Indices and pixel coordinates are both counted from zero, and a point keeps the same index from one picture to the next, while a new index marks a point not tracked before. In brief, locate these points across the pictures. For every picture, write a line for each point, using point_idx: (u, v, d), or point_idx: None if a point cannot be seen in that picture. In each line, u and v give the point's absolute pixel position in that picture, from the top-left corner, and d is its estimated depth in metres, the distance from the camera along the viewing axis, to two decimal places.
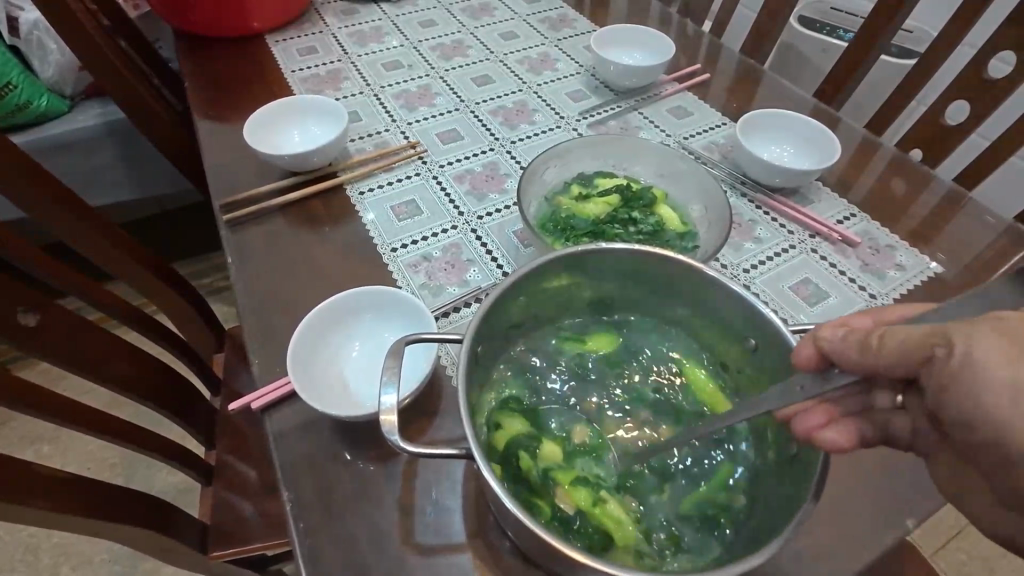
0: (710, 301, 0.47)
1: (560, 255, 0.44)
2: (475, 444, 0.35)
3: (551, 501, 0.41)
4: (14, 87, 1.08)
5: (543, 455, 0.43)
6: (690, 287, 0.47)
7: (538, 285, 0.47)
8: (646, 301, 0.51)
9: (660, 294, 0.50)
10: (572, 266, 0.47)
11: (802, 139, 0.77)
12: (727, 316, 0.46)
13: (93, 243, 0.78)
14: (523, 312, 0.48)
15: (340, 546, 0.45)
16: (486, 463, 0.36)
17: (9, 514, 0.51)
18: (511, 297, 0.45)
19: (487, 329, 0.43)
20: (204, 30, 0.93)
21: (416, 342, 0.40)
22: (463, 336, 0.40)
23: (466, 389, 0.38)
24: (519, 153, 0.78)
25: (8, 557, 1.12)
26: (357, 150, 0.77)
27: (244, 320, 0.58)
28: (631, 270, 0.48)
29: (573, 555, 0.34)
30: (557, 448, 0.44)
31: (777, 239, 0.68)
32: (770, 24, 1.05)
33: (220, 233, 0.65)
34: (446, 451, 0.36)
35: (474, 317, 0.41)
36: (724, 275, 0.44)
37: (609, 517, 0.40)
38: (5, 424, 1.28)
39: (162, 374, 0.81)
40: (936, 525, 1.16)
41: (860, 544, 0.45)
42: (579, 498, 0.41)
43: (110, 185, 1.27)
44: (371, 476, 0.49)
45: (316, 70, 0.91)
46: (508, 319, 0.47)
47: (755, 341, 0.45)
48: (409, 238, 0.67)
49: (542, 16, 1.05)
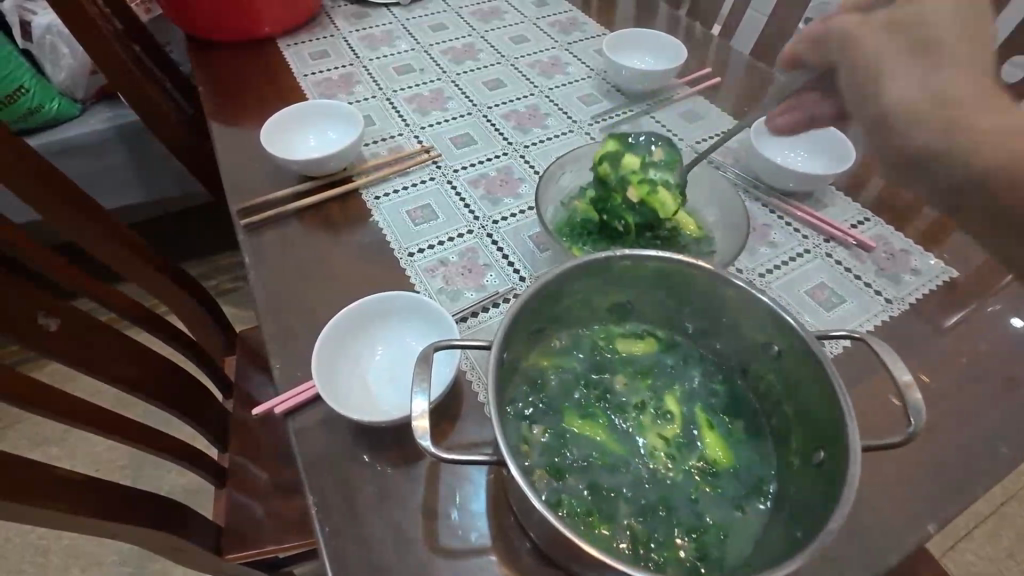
0: (736, 310, 0.47)
1: (589, 260, 0.45)
2: (507, 447, 0.36)
3: (623, 194, 0.61)
4: (27, 91, 1.08)
5: (624, 163, 0.62)
6: (721, 299, 0.48)
7: (574, 285, 0.47)
8: (672, 314, 0.52)
9: (686, 306, 0.51)
10: (602, 274, 0.48)
11: (814, 143, 0.78)
12: (762, 323, 0.46)
13: (104, 245, 0.79)
14: (552, 317, 0.49)
15: (363, 548, 0.45)
16: (517, 466, 0.36)
17: (26, 515, 0.52)
18: (535, 304, 0.45)
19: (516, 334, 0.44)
20: (215, 33, 0.93)
21: (445, 347, 0.41)
22: (492, 343, 0.41)
23: (496, 395, 0.38)
24: (533, 157, 0.78)
25: (19, 558, 1.13)
26: (372, 155, 0.78)
27: (264, 325, 0.58)
28: (656, 278, 0.49)
29: (602, 557, 0.34)
30: (635, 159, 0.62)
31: (792, 243, 0.68)
32: (779, 28, 1.05)
33: (239, 237, 0.66)
34: (475, 457, 0.37)
35: (500, 324, 0.42)
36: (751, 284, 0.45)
37: (662, 202, 0.60)
38: (14, 426, 1.29)
39: (171, 374, 0.81)
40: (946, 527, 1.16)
41: (882, 547, 0.46)
42: (642, 192, 0.60)
43: (119, 188, 1.27)
44: (393, 479, 0.49)
45: (328, 73, 0.91)
46: (539, 320, 0.47)
47: (779, 344, 0.45)
48: (425, 243, 0.67)
49: (552, 20, 1.05)
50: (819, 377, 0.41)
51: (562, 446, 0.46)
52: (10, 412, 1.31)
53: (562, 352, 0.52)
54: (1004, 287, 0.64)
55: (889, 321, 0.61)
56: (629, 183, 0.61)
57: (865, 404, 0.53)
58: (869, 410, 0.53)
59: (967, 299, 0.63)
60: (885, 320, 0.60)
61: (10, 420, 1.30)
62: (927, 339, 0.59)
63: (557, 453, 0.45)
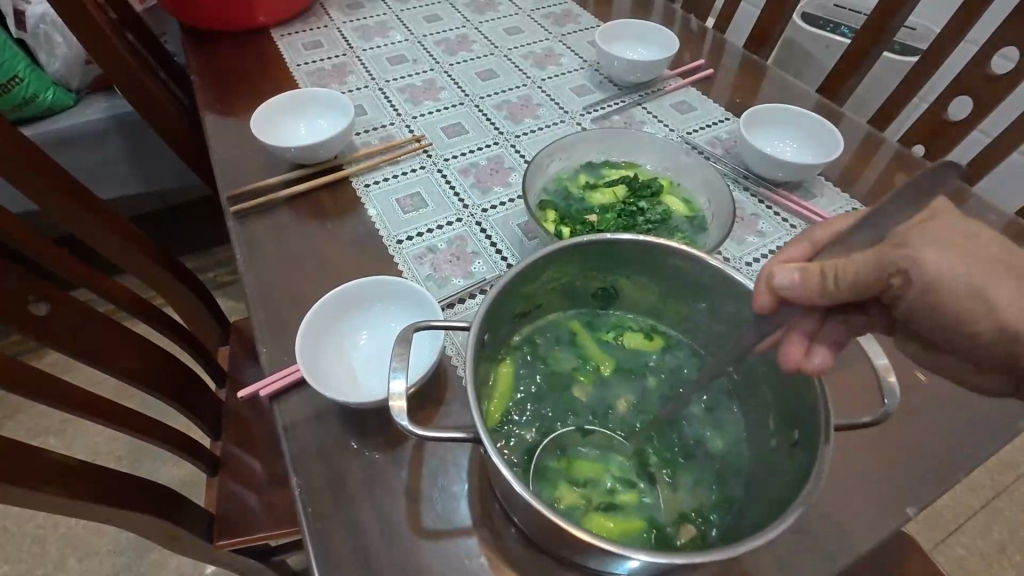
0: (723, 300, 0.48)
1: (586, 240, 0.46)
2: (482, 423, 0.36)
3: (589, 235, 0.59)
4: (22, 81, 1.08)
5: (573, 219, 0.62)
6: (709, 290, 0.48)
7: (567, 265, 0.48)
8: (662, 305, 0.53)
9: (677, 295, 0.51)
10: (599, 255, 0.48)
11: (804, 133, 0.78)
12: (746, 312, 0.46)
13: (104, 237, 0.79)
14: (546, 294, 0.50)
15: (349, 532, 0.46)
16: (491, 437, 0.36)
17: (26, 501, 0.53)
18: (519, 285, 0.45)
19: (504, 304, 0.45)
20: (209, 21, 0.93)
21: (425, 329, 0.41)
22: (471, 325, 0.41)
23: (474, 375, 0.39)
24: (524, 147, 0.79)
25: (16, 547, 1.13)
26: (364, 144, 0.78)
27: (253, 311, 0.59)
28: (648, 265, 0.49)
29: (553, 518, 0.35)
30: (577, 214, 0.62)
31: (780, 232, 0.69)
32: (772, 21, 1.05)
33: (229, 225, 0.66)
34: (453, 436, 0.37)
35: (481, 307, 0.42)
36: (731, 266, 0.45)
37: (625, 226, 0.61)
38: (12, 417, 1.30)
39: (163, 364, 0.80)
40: (940, 515, 1.17)
41: (862, 532, 0.46)
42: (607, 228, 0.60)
43: (115, 179, 1.28)
44: (378, 464, 0.49)
45: (322, 64, 0.91)
46: (542, 291, 0.49)
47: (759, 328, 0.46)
48: (414, 230, 0.67)
49: (546, 12, 1.05)
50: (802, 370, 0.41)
51: (533, 411, 0.48)
52: (9, 403, 1.31)
53: (555, 330, 0.53)
54: None
55: None
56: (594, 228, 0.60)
57: (847, 390, 0.54)
58: (852, 395, 0.54)
59: None
60: None
61: (9, 411, 1.30)
62: None
63: (524, 415, 0.47)
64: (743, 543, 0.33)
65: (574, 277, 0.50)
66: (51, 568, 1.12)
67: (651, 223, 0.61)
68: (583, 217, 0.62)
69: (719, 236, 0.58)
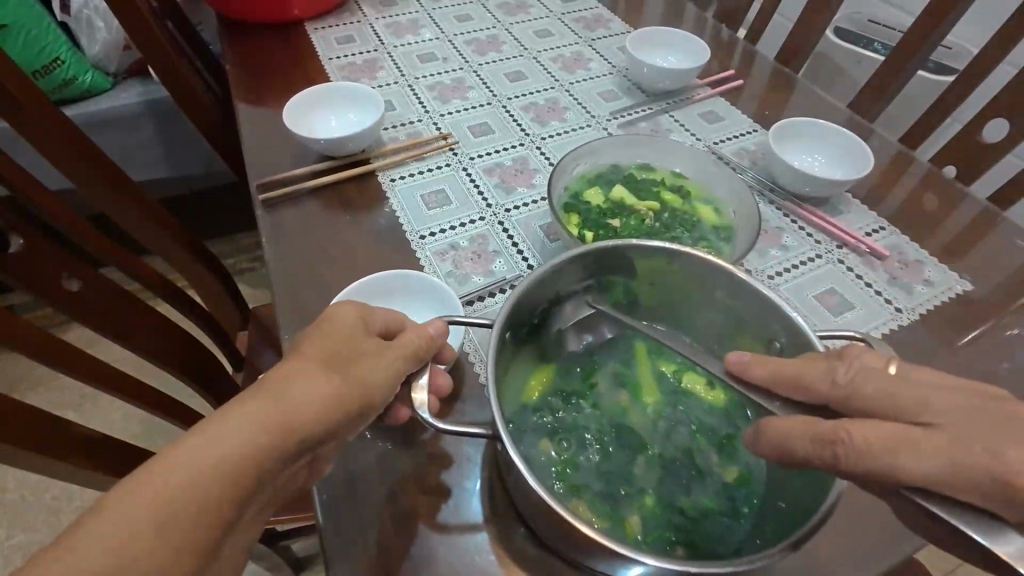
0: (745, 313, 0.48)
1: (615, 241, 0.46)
2: (500, 414, 0.37)
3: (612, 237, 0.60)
4: (62, 63, 1.11)
5: (596, 223, 0.62)
6: (732, 303, 0.48)
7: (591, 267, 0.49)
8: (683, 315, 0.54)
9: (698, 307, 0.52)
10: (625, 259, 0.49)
11: (834, 149, 0.77)
12: (770, 327, 0.46)
13: (134, 217, 0.81)
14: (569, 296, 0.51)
15: (361, 519, 0.46)
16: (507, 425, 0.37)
17: (51, 470, 0.54)
18: (544, 282, 0.46)
19: (533, 295, 0.46)
20: (245, 14, 0.95)
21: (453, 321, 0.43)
22: (494, 321, 0.42)
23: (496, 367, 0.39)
24: (549, 149, 0.79)
25: (32, 515, 1.17)
26: (391, 139, 0.79)
27: (277, 298, 0.60)
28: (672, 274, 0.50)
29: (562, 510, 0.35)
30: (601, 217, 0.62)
31: (804, 247, 0.68)
32: (807, 32, 1.04)
33: (257, 213, 0.67)
34: (473, 431, 0.38)
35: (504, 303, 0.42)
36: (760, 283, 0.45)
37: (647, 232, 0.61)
38: (35, 389, 1.33)
39: (184, 345, 0.82)
40: (951, 547, 1.14)
41: (874, 553, 0.46)
42: (628, 232, 0.61)
43: (146, 161, 1.31)
44: (391, 455, 0.50)
45: (353, 59, 0.92)
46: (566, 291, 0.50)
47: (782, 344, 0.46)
48: (437, 227, 0.68)
49: (577, 16, 1.05)
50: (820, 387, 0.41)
51: (561, 400, 0.49)
52: (32, 374, 1.35)
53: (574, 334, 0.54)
54: (1019, 306, 0.63)
55: (897, 331, 0.60)
56: (616, 232, 0.61)
57: None
58: None
59: (980, 316, 0.62)
60: (893, 329, 0.60)
61: (31, 383, 1.34)
62: (936, 353, 0.59)
63: (551, 400, 0.49)
64: (757, 558, 0.33)
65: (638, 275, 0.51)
66: None
67: (675, 231, 0.62)
68: (606, 220, 0.62)
69: (744, 246, 0.57)
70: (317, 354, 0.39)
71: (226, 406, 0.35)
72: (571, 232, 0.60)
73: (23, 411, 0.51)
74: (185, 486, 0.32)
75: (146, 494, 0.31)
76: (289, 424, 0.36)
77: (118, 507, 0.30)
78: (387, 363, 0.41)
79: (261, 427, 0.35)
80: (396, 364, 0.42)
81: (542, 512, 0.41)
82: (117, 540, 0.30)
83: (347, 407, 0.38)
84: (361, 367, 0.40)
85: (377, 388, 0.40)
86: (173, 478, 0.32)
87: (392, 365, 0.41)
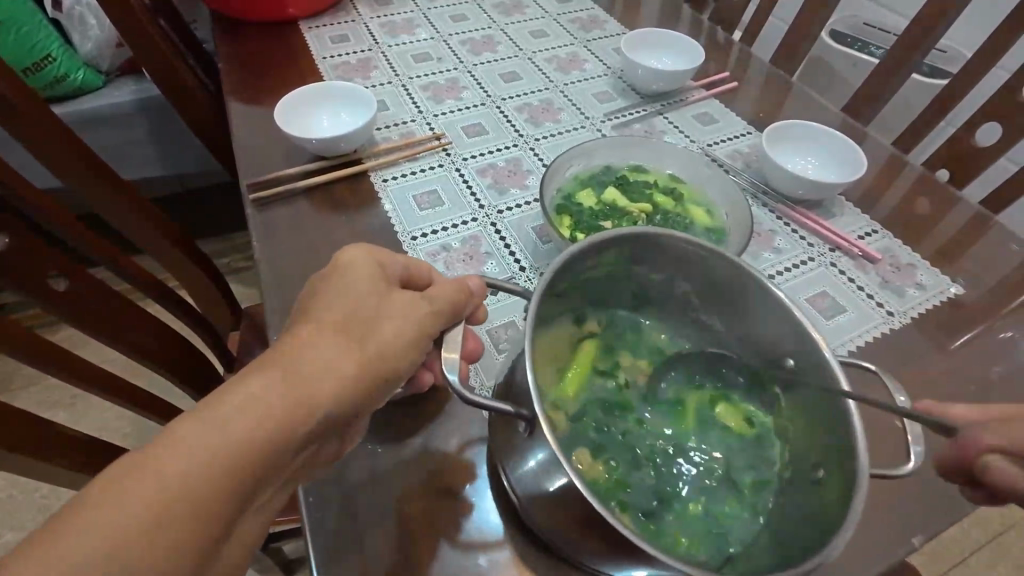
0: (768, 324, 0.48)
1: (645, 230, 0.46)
2: (538, 408, 0.36)
3: None
4: (54, 60, 1.10)
5: (588, 226, 0.61)
6: (761, 313, 0.48)
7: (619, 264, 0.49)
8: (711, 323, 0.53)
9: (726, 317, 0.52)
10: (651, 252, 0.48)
11: (828, 153, 0.77)
12: (786, 341, 0.47)
13: (126, 215, 0.80)
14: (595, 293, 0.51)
15: (350, 522, 0.46)
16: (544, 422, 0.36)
17: (35, 471, 0.54)
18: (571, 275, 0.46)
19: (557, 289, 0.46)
20: (238, 12, 0.94)
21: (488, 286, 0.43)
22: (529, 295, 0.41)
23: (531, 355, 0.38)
24: (543, 150, 0.79)
25: (21, 516, 1.15)
26: (384, 139, 0.78)
27: (266, 299, 0.59)
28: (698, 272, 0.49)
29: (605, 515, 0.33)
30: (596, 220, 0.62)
31: (796, 250, 0.68)
32: (802, 35, 1.04)
33: (248, 212, 0.67)
34: (500, 406, 0.37)
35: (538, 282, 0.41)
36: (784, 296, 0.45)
37: None
38: (25, 388, 1.32)
39: (175, 345, 0.81)
40: (943, 550, 1.14)
41: (866, 558, 0.45)
42: None
43: (139, 159, 1.30)
44: (380, 458, 0.50)
45: (347, 58, 0.92)
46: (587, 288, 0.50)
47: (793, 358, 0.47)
48: (428, 228, 0.68)
49: (572, 16, 1.05)
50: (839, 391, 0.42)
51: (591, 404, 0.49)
52: (22, 373, 1.34)
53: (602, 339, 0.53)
54: (1012, 309, 0.63)
55: (889, 334, 0.60)
56: None
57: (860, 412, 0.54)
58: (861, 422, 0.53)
59: (973, 320, 0.62)
60: (885, 333, 0.60)
61: (21, 382, 1.33)
62: (929, 356, 0.58)
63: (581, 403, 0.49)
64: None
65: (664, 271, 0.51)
66: None
67: None
68: (598, 223, 0.62)
69: (741, 243, 0.58)
70: (333, 319, 0.39)
71: (244, 375, 0.36)
72: (563, 234, 0.59)
73: (15, 411, 0.51)
74: (205, 450, 0.32)
75: (165, 457, 0.31)
76: (308, 391, 0.36)
77: (137, 470, 0.31)
78: (407, 322, 0.41)
79: (280, 394, 0.35)
80: (415, 323, 0.41)
81: (550, 515, 0.40)
82: (120, 524, 0.29)
83: (367, 371, 0.38)
84: (379, 329, 0.40)
85: (397, 349, 0.40)
86: (193, 441, 0.32)
87: (411, 324, 0.41)
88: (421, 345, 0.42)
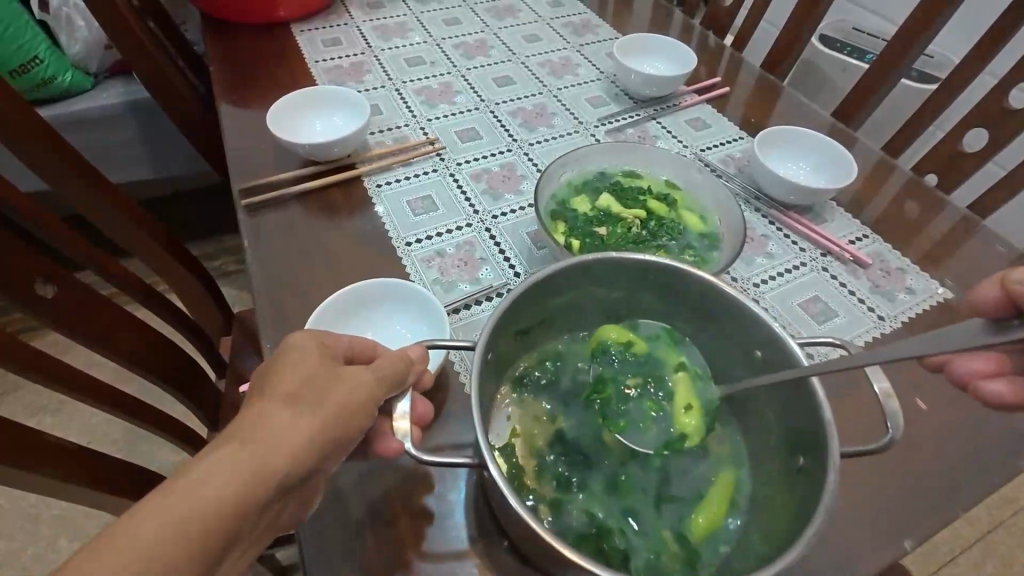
0: (732, 325, 0.48)
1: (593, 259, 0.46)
2: (483, 443, 0.37)
3: (591, 243, 0.60)
4: (41, 62, 1.09)
5: (586, 231, 0.61)
6: (729, 319, 0.48)
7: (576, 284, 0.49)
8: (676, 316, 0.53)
9: (693, 316, 0.51)
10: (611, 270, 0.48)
11: (821, 161, 0.78)
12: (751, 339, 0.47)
13: (114, 220, 0.79)
14: (559, 307, 0.51)
15: (345, 530, 0.46)
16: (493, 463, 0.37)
17: (24, 481, 0.53)
18: (532, 296, 0.46)
19: (520, 309, 0.46)
20: (228, 13, 0.93)
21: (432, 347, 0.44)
22: (475, 344, 0.41)
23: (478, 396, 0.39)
24: (536, 155, 0.79)
25: (9, 523, 1.14)
26: (377, 144, 0.78)
27: (257, 305, 0.58)
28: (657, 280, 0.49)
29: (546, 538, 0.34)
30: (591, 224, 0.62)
31: (788, 256, 0.68)
32: (792, 39, 1.05)
33: (239, 216, 0.66)
34: (456, 461, 0.38)
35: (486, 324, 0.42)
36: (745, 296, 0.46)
37: (635, 239, 0.61)
38: (11, 393, 1.30)
39: (165, 350, 0.80)
40: (933, 549, 1.15)
41: (859, 560, 0.46)
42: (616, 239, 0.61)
43: (128, 161, 1.28)
44: (374, 467, 0.49)
45: (339, 62, 0.92)
46: (548, 310, 0.50)
47: (761, 352, 0.47)
48: (423, 233, 0.67)
49: (565, 21, 1.05)
50: (810, 406, 0.42)
51: (548, 369, 0.52)
52: (7, 379, 1.32)
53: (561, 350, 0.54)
54: None
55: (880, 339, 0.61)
56: (604, 238, 0.61)
57: (849, 414, 0.54)
58: (852, 424, 0.54)
59: None
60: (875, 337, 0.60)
61: (8, 387, 1.31)
62: None
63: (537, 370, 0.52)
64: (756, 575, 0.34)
65: (626, 288, 0.51)
66: (41, 549, 1.12)
67: (661, 239, 0.62)
68: (593, 228, 0.62)
69: (727, 262, 0.57)
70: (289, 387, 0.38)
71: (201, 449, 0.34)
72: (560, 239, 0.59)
73: None
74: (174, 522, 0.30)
75: (129, 539, 0.29)
76: (265, 459, 0.34)
77: (102, 556, 0.28)
78: (360, 389, 0.40)
79: (243, 462, 0.34)
80: (368, 390, 0.40)
81: (530, 539, 0.39)
82: None
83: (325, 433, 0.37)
84: (338, 392, 0.39)
85: (351, 415, 0.39)
86: (157, 518, 0.30)
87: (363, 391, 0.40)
88: (371, 410, 0.40)
